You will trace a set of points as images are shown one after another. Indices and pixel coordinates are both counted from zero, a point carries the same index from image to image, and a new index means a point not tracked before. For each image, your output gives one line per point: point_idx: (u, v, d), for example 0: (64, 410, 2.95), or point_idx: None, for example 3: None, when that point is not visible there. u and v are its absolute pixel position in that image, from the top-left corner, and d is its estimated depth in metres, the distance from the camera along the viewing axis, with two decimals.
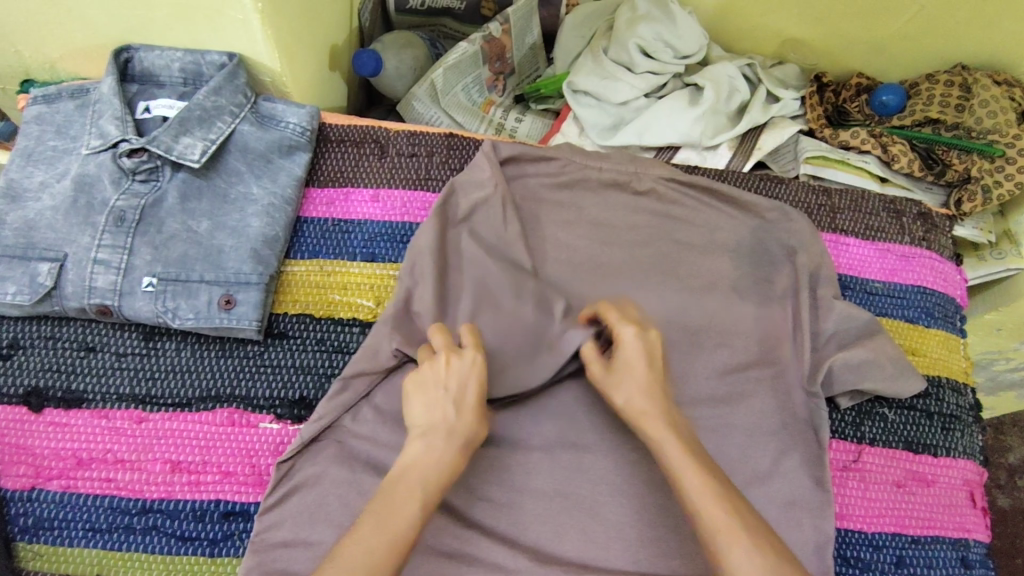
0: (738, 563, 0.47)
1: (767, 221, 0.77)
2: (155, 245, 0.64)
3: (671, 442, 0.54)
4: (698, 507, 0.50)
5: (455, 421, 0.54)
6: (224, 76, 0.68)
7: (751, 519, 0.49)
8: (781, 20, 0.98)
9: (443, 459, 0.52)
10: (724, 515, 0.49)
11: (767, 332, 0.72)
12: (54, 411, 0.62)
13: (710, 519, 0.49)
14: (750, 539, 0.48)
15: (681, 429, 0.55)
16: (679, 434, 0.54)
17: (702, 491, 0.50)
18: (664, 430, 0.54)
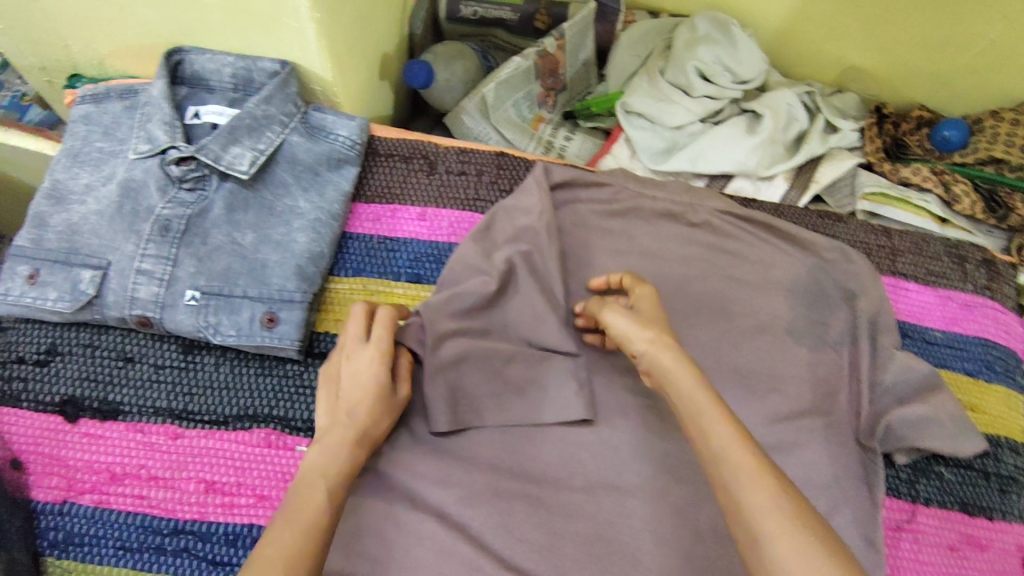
0: (758, 508, 0.43)
1: (825, 261, 0.73)
2: (199, 257, 0.62)
3: (694, 386, 0.51)
4: (717, 453, 0.47)
5: (354, 420, 0.56)
6: (276, 85, 0.66)
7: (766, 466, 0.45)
8: (844, 48, 0.94)
9: (340, 459, 0.54)
10: (744, 462, 0.45)
11: (822, 379, 0.69)
12: (89, 422, 0.61)
13: (730, 462, 0.46)
14: (772, 484, 0.44)
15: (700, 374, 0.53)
16: (697, 377, 0.52)
17: (723, 435, 0.47)
18: (685, 375, 0.52)
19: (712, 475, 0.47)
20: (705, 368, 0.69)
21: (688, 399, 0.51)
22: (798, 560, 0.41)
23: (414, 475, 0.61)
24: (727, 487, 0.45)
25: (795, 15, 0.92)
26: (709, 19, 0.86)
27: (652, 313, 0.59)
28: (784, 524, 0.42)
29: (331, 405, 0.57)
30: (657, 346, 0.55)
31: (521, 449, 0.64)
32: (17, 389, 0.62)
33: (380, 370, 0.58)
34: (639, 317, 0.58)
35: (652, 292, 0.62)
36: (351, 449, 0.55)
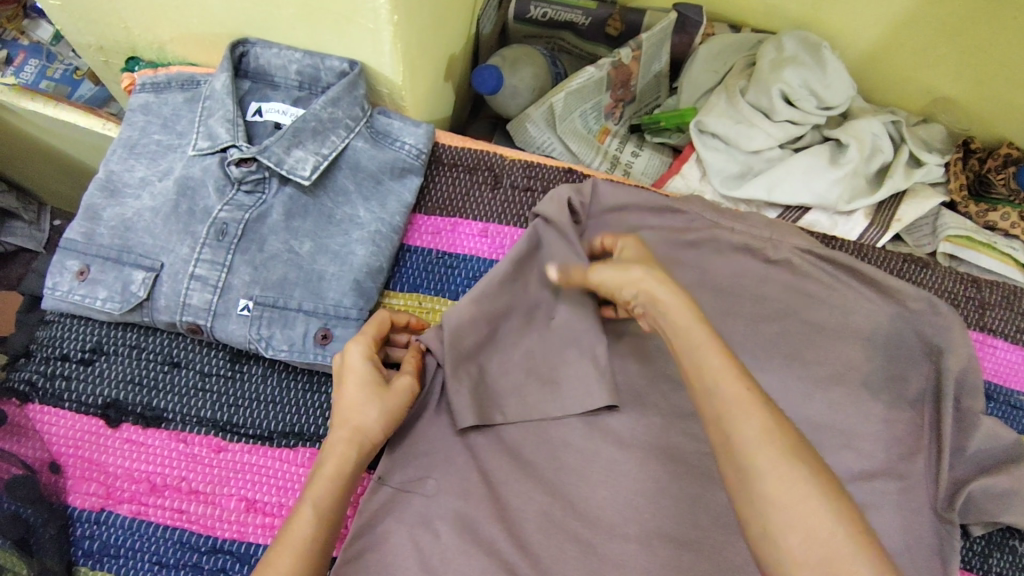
0: (744, 434, 0.41)
1: (909, 310, 0.68)
2: (255, 265, 0.59)
3: (686, 317, 0.48)
4: (706, 384, 0.44)
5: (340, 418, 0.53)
6: (345, 86, 0.63)
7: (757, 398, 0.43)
8: (937, 76, 0.88)
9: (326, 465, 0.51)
10: (730, 388, 0.43)
11: (898, 438, 0.65)
12: (131, 428, 0.59)
13: (716, 380, 0.44)
14: (759, 411, 0.41)
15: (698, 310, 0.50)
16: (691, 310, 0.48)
17: (707, 363, 0.45)
18: (677, 308, 0.49)
19: (700, 404, 0.44)
20: None
21: (681, 331, 0.48)
22: (782, 488, 0.38)
23: (462, 510, 0.58)
24: (712, 413, 0.43)
25: (887, 37, 0.87)
26: (797, 40, 0.82)
27: (638, 259, 0.55)
28: (772, 454, 0.39)
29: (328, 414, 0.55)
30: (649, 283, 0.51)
31: (573, 492, 0.60)
32: (60, 388, 0.59)
33: (365, 365, 0.55)
34: (623, 264, 0.55)
35: (634, 241, 0.59)
36: (341, 449, 0.52)
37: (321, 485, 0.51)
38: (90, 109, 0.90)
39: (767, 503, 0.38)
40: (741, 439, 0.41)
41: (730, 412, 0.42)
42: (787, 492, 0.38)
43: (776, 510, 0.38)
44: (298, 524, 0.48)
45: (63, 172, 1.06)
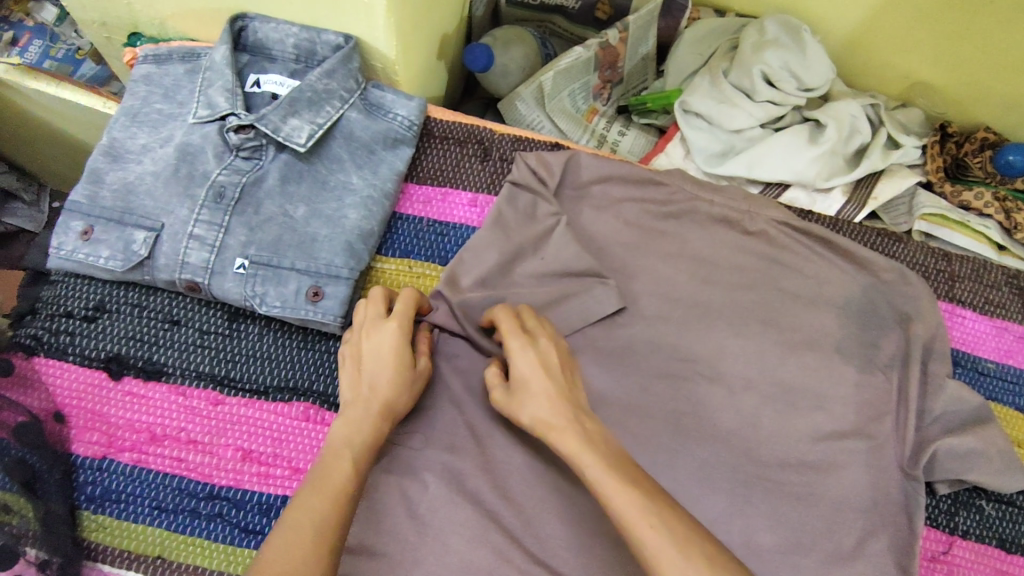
0: None
1: (882, 281, 0.71)
2: (251, 226, 0.62)
3: (589, 463, 0.48)
4: (631, 534, 0.44)
5: (376, 394, 0.55)
6: (339, 59, 0.65)
7: (677, 519, 0.45)
8: (914, 62, 0.91)
9: (364, 431, 0.53)
10: (663, 531, 0.44)
11: (869, 402, 0.67)
12: (133, 381, 0.61)
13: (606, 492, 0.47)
14: (692, 556, 0.43)
15: (591, 436, 0.51)
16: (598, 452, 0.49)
17: (633, 516, 0.45)
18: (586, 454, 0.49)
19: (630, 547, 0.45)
20: (749, 379, 0.68)
21: (592, 476, 0.48)
22: None
23: (449, 461, 0.61)
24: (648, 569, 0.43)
25: (867, 23, 0.89)
26: (780, 24, 0.84)
27: (536, 379, 0.54)
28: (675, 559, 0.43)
29: (353, 378, 0.57)
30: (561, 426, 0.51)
31: (555, 447, 0.62)
32: (63, 342, 0.62)
33: (402, 345, 0.58)
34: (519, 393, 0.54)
35: (521, 343, 0.56)
36: (376, 427, 0.54)
37: (358, 447, 0.52)
38: (92, 89, 0.93)
39: None
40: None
41: (658, 560, 0.43)
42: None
43: None
44: (341, 479, 0.50)
45: (64, 154, 1.08)
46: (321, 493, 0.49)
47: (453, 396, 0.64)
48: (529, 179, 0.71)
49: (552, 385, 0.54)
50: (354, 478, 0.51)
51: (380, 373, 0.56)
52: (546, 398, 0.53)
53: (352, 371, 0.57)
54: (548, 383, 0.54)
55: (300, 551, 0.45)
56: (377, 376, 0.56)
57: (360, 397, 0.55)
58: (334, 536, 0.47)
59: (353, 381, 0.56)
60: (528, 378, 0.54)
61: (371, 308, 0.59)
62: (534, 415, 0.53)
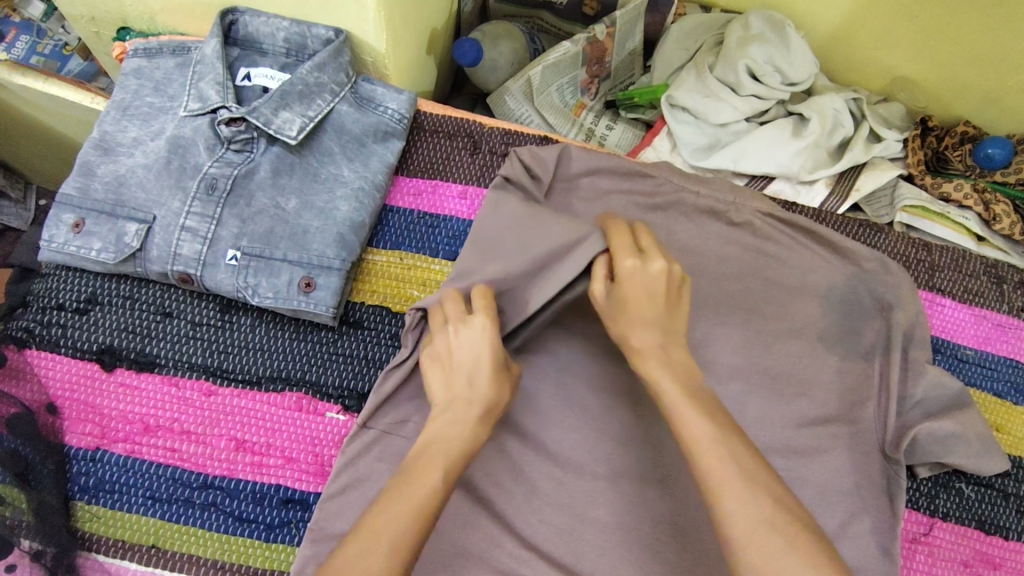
0: (734, 514, 0.44)
1: (864, 270, 0.73)
2: (243, 218, 0.62)
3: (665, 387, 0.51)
4: (698, 460, 0.46)
5: (476, 391, 0.52)
6: (330, 53, 0.66)
7: (748, 456, 0.46)
8: (895, 57, 0.93)
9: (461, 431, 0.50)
10: (726, 465, 0.45)
11: (851, 388, 0.69)
12: (125, 372, 0.62)
13: (685, 421, 0.49)
14: (752, 495, 0.44)
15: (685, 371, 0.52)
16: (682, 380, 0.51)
17: (701, 441, 0.47)
18: (673, 380, 0.51)
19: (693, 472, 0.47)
20: (735, 367, 0.69)
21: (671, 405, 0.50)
22: (749, 522, 0.43)
23: None
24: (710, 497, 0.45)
25: (849, 19, 0.91)
26: (764, 19, 0.85)
27: (640, 303, 0.53)
28: (738, 490, 0.44)
29: (445, 382, 0.54)
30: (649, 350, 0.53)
31: (545, 436, 0.63)
32: (55, 335, 0.62)
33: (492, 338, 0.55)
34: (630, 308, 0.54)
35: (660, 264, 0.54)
36: (473, 427, 0.51)
37: (450, 449, 0.49)
38: (79, 84, 0.93)
39: (743, 539, 0.43)
40: (731, 515, 0.44)
41: (720, 494, 0.44)
42: (778, 562, 0.41)
43: (751, 552, 0.42)
44: (429, 484, 0.47)
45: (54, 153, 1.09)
46: (408, 501, 0.46)
47: None
48: (518, 172, 0.72)
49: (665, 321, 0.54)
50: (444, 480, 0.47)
51: (470, 366, 0.53)
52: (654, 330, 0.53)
53: (439, 375, 0.54)
54: (648, 306, 0.53)
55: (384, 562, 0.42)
56: (472, 372, 0.53)
57: (457, 398, 0.52)
58: (414, 545, 0.44)
59: (445, 382, 0.54)
60: (636, 296, 0.53)
61: (451, 305, 0.57)
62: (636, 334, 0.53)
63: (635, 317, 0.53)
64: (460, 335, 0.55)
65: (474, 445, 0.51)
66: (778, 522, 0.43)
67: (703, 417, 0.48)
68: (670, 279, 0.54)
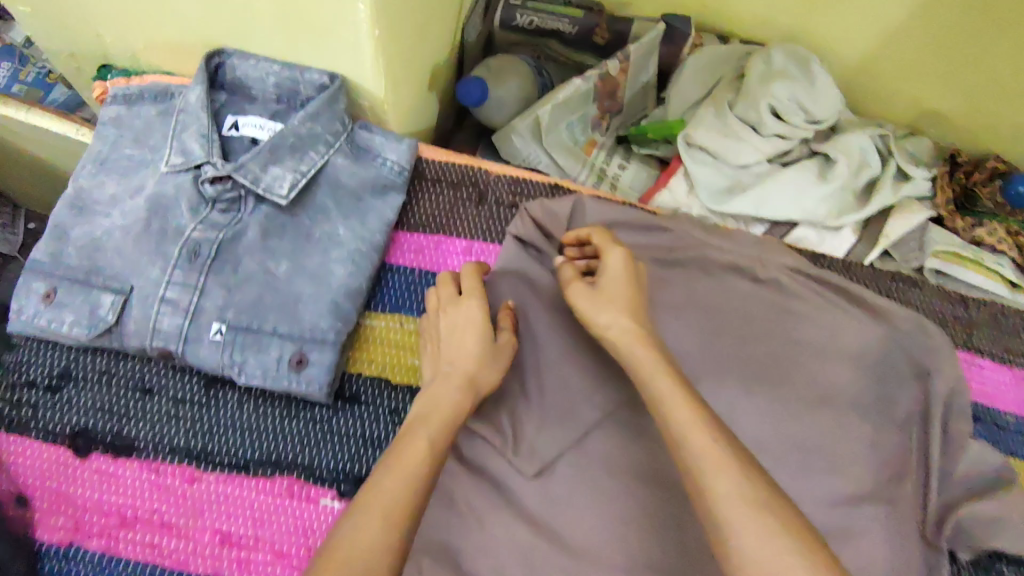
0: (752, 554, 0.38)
1: (899, 331, 0.69)
2: (229, 287, 0.57)
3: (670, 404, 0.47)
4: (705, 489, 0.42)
5: (456, 367, 0.55)
6: (324, 101, 0.61)
7: (762, 486, 0.42)
8: (923, 90, 0.87)
9: (444, 403, 0.51)
10: (705, 448, 0.43)
11: (885, 462, 0.64)
12: (101, 458, 0.57)
13: (689, 444, 0.44)
14: (736, 472, 0.42)
15: (683, 386, 0.49)
16: (684, 396, 0.48)
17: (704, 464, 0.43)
18: (674, 395, 0.48)
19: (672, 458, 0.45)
20: (762, 441, 0.64)
21: (676, 424, 0.46)
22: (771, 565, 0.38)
23: (446, 539, 0.57)
24: (691, 479, 0.43)
25: (876, 50, 0.85)
26: (786, 54, 0.80)
27: (617, 290, 0.56)
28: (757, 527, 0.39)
29: (435, 356, 0.58)
30: (626, 334, 0.54)
31: (557, 523, 0.57)
32: (26, 416, 0.57)
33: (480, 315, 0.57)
34: (602, 295, 0.56)
35: (623, 254, 0.59)
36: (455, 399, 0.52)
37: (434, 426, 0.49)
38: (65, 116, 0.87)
39: None
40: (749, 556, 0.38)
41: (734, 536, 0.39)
42: None
43: None
44: (415, 462, 0.46)
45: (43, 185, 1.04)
46: (397, 475, 0.45)
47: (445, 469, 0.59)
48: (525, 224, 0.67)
49: (635, 298, 0.56)
50: (433, 452, 0.47)
51: (461, 346, 0.56)
52: (624, 311, 0.55)
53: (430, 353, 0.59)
54: (619, 291, 0.56)
55: (372, 538, 0.41)
56: (457, 351, 0.56)
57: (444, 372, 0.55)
58: (408, 519, 0.43)
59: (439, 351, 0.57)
60: (612, 295, 0.56)
61: (444, 291, 0.61)
62: (615, 321, 0.55)
63: (614, 311, 0.55)
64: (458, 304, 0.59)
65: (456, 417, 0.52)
66: (756, 498, 0.41)
67: (707, 438, 0.44)
68: (636, 274, 0.59)
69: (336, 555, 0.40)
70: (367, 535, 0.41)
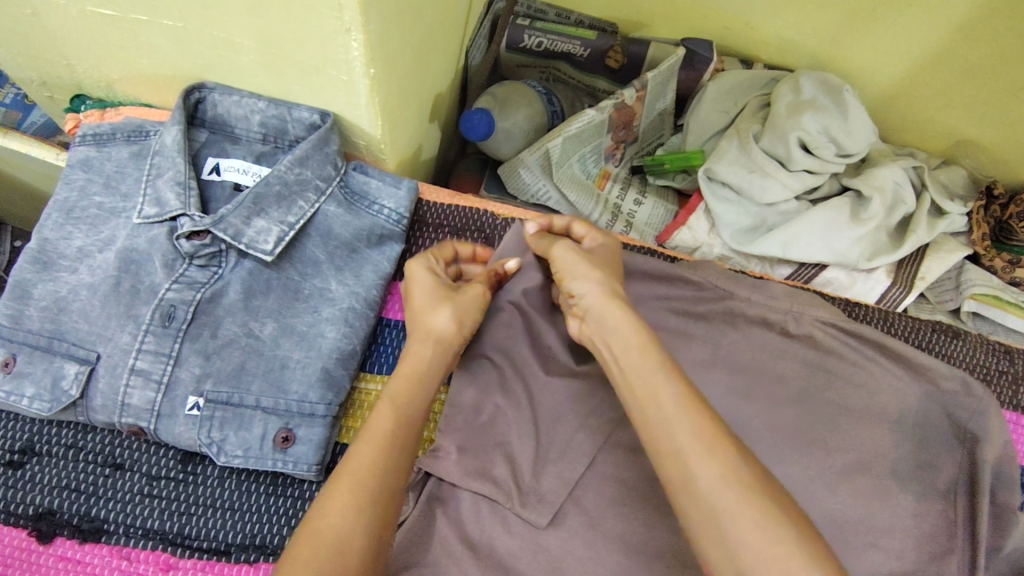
0: (744, 539, 0.37)
1: (941, 390, 0.62)
2: (207, 354, 0.51)
3: (649, 374, 0.45)
4: (689, 470, 0.40)
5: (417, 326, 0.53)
6: (315, 142, 0.55)
7: (752, 462, 0.40)
8: (958, 118, 0.81)
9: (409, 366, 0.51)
10: (695, 429, 0.41)
11: (930, 537, 0.58)
12: (67, 543, 0.51)
13: (670, 421, 0.42)
14: (727, 453, 0.40)
15: (665, 355, 0.47)
16: (663, 363, 0.46)
17: (683, 440, 0.41)
18: (648, 362, 0.46)
19: (649, 431, 0.43)
20: None
21: (658, 397, 0.44)
22: (766, 548, 0.36)
23: None
24: (676, 458, 0.41)
25: (909, 77, 0.79)
26: (816, 83, 0.75)
27: (595, 261, 0.55)
28: (745, 506, 0.38)
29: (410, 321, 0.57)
30: (602, 287, 0.52)
31: None
32: None
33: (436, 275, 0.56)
34: (587, 260, 0.55)
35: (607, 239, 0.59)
36: (419, 357, 0.51)
37: (399, 396, 0.49)
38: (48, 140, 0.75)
39: None
40: (743, 542, 0.37)
41: (725, 521, 0.38)
42: None
43: None
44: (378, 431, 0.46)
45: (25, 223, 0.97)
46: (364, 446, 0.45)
47: (447, 551, 0.52)
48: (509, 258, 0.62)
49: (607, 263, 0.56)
50: (399, 424, 0.47)
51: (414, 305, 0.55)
52: (605, 278, 0.53)
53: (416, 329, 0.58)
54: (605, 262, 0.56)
55: (340, 520, 0.41)
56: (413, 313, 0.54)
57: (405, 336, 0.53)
58: (372, 489, 0.43)
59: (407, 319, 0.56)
60: (587, 258, 0.55)
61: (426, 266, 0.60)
62: (592, 286, 0.52)
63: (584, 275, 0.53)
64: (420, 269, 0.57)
65: (422, 374, 0.50)
66: (749, 481, 0.39)
67: (689, 412, 0.42)
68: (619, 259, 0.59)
69: (305, 543, 0.40)
70: (334, 516, 0.41)
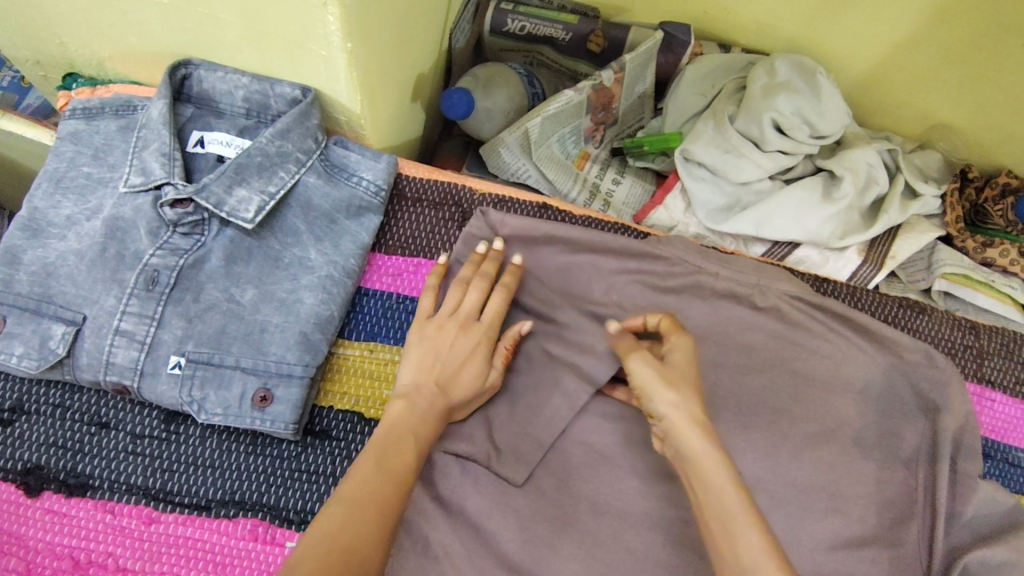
0: None
1: (905, 361, 0.64)
2: (189, 317, 0.54)
3: (719, 481, 0.47)
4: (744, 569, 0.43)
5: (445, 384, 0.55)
6: (295, 117, 0.57)
7: None
8: (931, 101, 0.82)
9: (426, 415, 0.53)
10: (760, 544, 0.44)
11: (890, 502, 0.60)
12: (53, 497, 0.53)
13: (734, 526, 0.45)
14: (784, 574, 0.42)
15: (740, 477, 0.47)
16: (731, 478, 0.47)
17: (745, 553, 0.43)
18: (713, 469, 0.47)
19: (713, 538, 0.45)
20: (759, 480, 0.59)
21: (722, 501, 0.46)
22: None
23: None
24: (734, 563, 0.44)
25: (883, 61, 0.81)
26: (791, 65, 0.76)
27: (686, 374, 0.52)
28: None
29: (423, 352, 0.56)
30: (685, 409, 0.50)
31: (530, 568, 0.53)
32: None
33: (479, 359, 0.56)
34: (667, 374, 0.52)
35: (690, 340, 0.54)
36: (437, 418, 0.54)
37: (417, 436, 0.51)
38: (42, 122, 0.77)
39: None
40: None
41: None
42: None
43: None
44: (400, 460, 0.49)
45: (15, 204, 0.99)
46: (385, 472, 0.47)
47: (419, 508, 0.55)
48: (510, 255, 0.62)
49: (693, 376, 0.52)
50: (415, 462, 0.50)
51: (450, 374, 0.55)
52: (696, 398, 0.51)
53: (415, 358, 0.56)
54: (691, 375, 0.52)
55: (365, 538, 0.43)
56: (448, 376, 0.55)
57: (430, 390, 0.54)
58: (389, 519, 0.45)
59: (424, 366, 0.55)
60: (670, 371, 0.52)
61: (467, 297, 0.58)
62: (681, 401, 0.50)
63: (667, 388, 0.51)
64: (464, 294, 0.59)
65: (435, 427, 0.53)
66: None
67: (753, 526, 0.44)
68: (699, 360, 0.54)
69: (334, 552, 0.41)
70: (362, 536, 0.43)
